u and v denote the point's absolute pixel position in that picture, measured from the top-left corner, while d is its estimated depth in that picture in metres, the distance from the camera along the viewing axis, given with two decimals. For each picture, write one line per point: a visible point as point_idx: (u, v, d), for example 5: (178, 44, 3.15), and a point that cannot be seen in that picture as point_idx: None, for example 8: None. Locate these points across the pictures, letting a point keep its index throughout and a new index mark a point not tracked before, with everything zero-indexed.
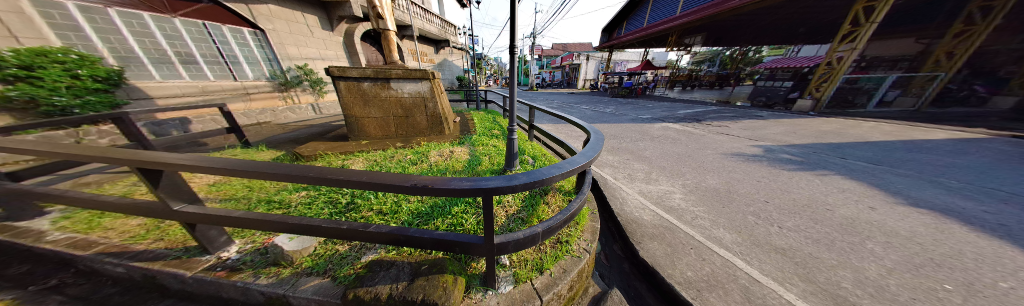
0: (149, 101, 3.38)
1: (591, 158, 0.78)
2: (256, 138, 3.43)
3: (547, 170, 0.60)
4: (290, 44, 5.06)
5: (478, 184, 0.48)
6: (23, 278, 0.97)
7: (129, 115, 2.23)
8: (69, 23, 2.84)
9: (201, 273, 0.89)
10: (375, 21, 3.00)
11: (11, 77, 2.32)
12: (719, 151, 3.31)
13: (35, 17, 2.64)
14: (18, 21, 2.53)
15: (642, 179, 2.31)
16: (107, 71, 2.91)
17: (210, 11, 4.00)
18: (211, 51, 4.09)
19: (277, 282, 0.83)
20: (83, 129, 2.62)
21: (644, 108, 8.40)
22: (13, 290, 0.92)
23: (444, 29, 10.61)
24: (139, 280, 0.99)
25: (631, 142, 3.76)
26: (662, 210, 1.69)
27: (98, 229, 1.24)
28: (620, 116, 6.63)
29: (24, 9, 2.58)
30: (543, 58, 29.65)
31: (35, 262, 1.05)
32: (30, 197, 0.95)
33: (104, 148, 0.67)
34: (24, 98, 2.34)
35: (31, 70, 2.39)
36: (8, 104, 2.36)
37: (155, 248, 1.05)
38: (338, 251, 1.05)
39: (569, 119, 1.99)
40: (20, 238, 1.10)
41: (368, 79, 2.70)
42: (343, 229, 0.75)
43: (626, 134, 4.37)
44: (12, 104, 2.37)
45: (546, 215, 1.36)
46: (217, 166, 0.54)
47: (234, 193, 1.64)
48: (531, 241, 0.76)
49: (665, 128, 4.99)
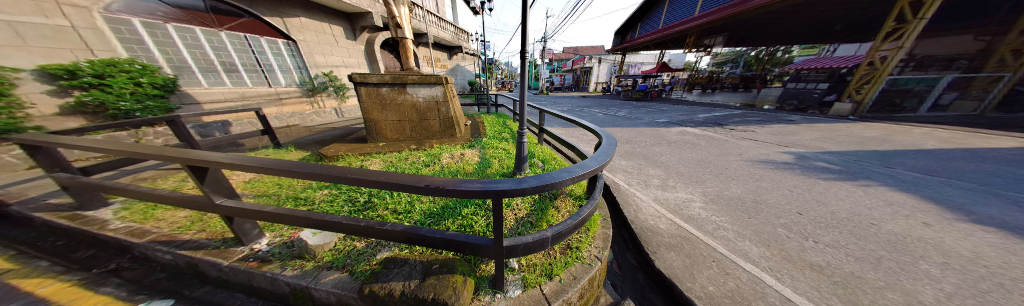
0: (198, 106, 3.77)
1: (602, 162, 0.76)
2: (286, 140, 3.72)
3: (556, 174, 0.59)
4: (318, 53, 5.47)
5: (488, 186, 0.49)
6: (86, 262, 1.11)
7: (181, 117, 2.51)
8: (134, 37, 3.25)
9: (235, 262, 0.97)
10: (394, 30, 3.17)
11: (86, 85, 2.73)
12: (743, 157, 3.10)
13: (107, 32, 3.01)
14: (94, 36, 2.90)
15: (657, 185, 2.22)
16: (162, 80, 3.29)
17: (252, 24, 4.46)
18: (250, 61, 4.52)
19: (300, 274, 0.89)
20: (143, 130, 2.99)
21: (660, 112, 8.08)
22: (82, 271, 1.06)
23: (457, 36, 10.96)
24: (183, 267, 1.12)
25: (646, 147, 3.63)
26: (678, 218, 1.62)
27: (151, 219, 1.39)
28: (634, 120, 6.43)
29: (99, 25, 2.93)
30: (553, 62, 29.61)
31: (98, 247, 1.22)
32: (99, 191, 1.10)
33: (160, 146, 0.77)
34: (94, 103, 2.73)
35: (103, 78, 2.81)
36: (82, 108, 2.73)
37: (198, 238, 1.17)
38: (356, 247, 1.09)
39: (579, 124, 1.96)
40: (88, 225, 1.27)
41: (386, 84, 2.85)
42: (361, 226, 0.79)
43: (639, 138, 4.23)
44: (86, 108, 2.74)
45: (556, 220, 1.34)
46: (253, 165, 0.60)
47: (266, 190, 1.78)
48: (541, 245, 0.75)
49: (684, 133, 4.75)
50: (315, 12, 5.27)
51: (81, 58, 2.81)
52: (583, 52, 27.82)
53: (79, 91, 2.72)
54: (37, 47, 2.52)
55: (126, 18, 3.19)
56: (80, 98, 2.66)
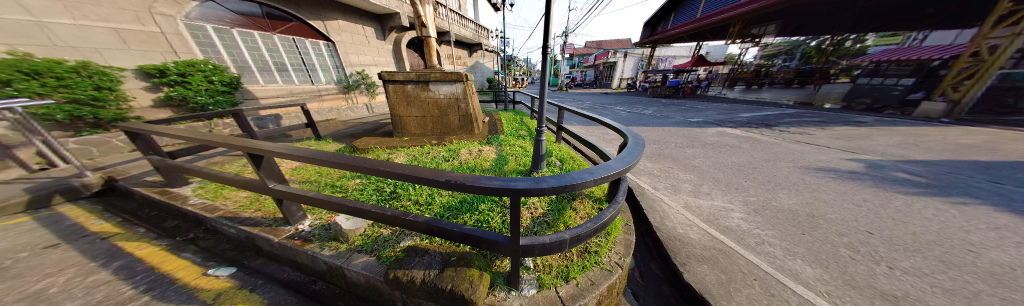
0: (256, 101, 4.36)
1: (628, 164, 0.69)
2: (326, 132, 4.13)
3: (577, 174, 0.55)
4: (353, 53, 5.95)
5: (506, 185, 0.48)
6: (172, 231, 1.49)
7: (243, 111, 2.90)
8: (207, 41, 3.81)
9: (284, 240, 1.11)
10: (419, 29, 3.30)
11: (171, 82, 3.30)
12: (795, 164, 2.70)
13: (188, 37, 3.61)
14: (178, 40, 3.50)
15: (689, 191, 2.04)
16: (229, 78, 3.84)
17: (299, 28, 4.96)
18: (297, 61, 5.05)
19: (335, 255, 0.99)
20: (215, 122, 3.56)
21: (694, 111, 7.39)
22: (170, 238, 1.42)
23: (478, 33, 11.10)
24: (240, 242, 1.37)
25: (676, 149, 3.35)
26: (714, 229, 1.46)
27: (220, 197, 1.65)
28: (663, 119, 5.97)
29: (182, 31, 3.54)
30: (574, 57, 28.58)
31: (180, 219, 1.61)
32: (182, 172, 1.34)
33: (228, 136, 0.90)
34: (179, 97, 3.31)
35: (184, 77, 3.39)
36: (170, 102, 3.34)
37: (256, 216, 1.36)
38: (382, 234, 1.17)
39: (602, 121, 1.86)
40: (175, 200, 1.58)
41: (411, 82, 2.99)
42: (388, 215, 0.85)
43: (668, 139, 3.92)
44: (173, 101, 3.35)
45: (573, 222, 1.30)
46: (300, 155, 0.68)
47: (309, 177, 2.00)
48: (558, 246, 0.73)
49: (721, 134, 4.28)
50: (351, 14, 5.73)
51: (168, 60, 3.41)
52: (607, 46, 26.38)
53: (168, 88, 3.33)
54: (138, 50, 3.13)
55: (202, 24, 3.76)
56: (169, 93, 3.24)
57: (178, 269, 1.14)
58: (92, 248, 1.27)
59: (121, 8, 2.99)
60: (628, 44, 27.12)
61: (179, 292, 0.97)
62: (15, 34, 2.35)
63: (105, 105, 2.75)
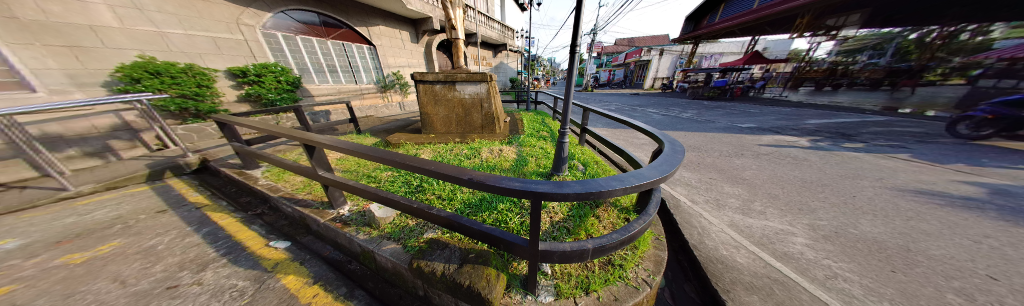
0: (311, 98, 5.00)
1: (665, 173, 0.60)
2: (365, 127, 4.58)
3: (604, 181, 0.49)
4: (390, 56, 6.49)
5: (528, 187, 0.46)
6: (245, 205, 1.79)
7: (301, 107, 3.35)
8: (277, 47, 4.45)
9: (328, 221, 1.26)
10: (449, 32, 3.47)
11: (250, 81, 3.97)
12: (883, 184, 2.19)
13: (263, 43, 4.26)
14: (256, 46, 4.16)
15: (735, 208, 1.78)
16: (293, 78, 4.46)
17: (348, 34, 5.53)
18: (346, 63, 5.64)
19: (368, 240, 1.10)
20: (281, 116, 4.20)
21: (744, 115, 6.48)
22: (244, 212, 1.71)
23: (504, 33, 11.24)
24: (294, 219, 1.59)
25: (721, 158, 2.97)
26: (769, 254, 1.25)
27: (281, 180, 1.94)
28: (705, 123, 5.34)
29: (259, 38, 4.19)
30: (602, 56, 27.20)
31: (251, 196, 1.93)
32: (254, 157, 1.60)
33: (290, 128, 1.06)
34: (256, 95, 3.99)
35: (259, 77, 4.04)
36: (248, 98, 4.05)
37: (307, 198, 1.56)
38: (408, 224, 1.24)
39: (631, 124, 1.72)
40: (248, 180, 1.90)
41: (439, 82, 3.16)
42: (414, 207, 0.91)
43: (711, 146, 3.51)
44: (250, 98, 4.06)
45: (596, 230, 1.23)
46: (347, 148, 0.78)
47: (350, 167, 2.24)
48: (579, 256, 0.69)
49: (780, 143, 3.66)
50: (390, 20, 6.27)
51: (249, 63, 4.09)
52: (639, 43, 24.58)
53: (248, 86, 4.02)
54: (228, 55, 3.86)
55: (273, 32, 4.38)
56: (248, 91, 3.94)
57: (248, 238, 1.38)
58: (190, 216, 1.62)
59: (217, 21, 3.71)
60: (664, 41, 24.92)
61: (249, 260, 1.19)
62: (144, 42, 3.10)
63: (205, 100, 3.45)
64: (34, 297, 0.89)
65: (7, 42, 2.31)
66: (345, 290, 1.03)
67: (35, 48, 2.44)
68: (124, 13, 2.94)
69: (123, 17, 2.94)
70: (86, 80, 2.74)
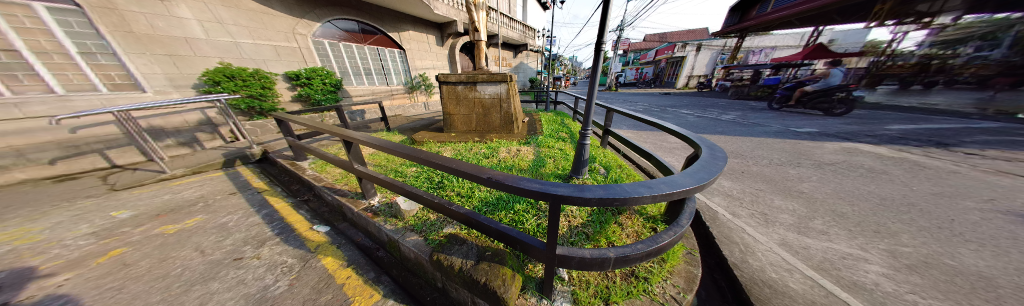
0: (350, 99, 5.54)
1: (702, 182, 0.54)
2: (393, 125, 4.91)
3: (630, 186, 0.46)
4: (417, 59, 6.90)
5: (546, 189, 0.45)
6: (295, 192, 2.05)
7: (341, 107, 3.72)
8: (323, 53, 4.99)
9: (361, 210, 1.39)
10: (472, 34, 3.57)
11: (302, 84, 4.55)
12: (1003, 207, 1.70)
13: (313, 50, 4.82)
14: (306, 53, 4.71)
15: (788, 225, 1.55)
16: (336, 81, 4.98)
17: (381, 39, 5.98)
18: (379, 66, 6.11)
19: (395, 230, 1.18)
20: (325, 114, 4.72)
21: (801, 118, 5.59)
22: (293, 197, 1.96)
23: (525, 34, 11.23)
24: (332, 207, 1.77)
25: (772, 168, 2.60)
26: (831, 281, 1.03)
27: (324, 171, 2.19)
28: (752, 127, 4.72)
29: (310, 46, 4.74)
30: (628, 54, 25.65)
31: (299, 184, 2.20)
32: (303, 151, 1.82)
33: (332, 125, 1.18)
34: (307, 96, 4.57)
35: (308, 79, 4.59)
36: (300, 98, 4.64)
37: (344, 189, 1.73)
38: (430, 218, 1.31)
39: (660, 126, 1.59)
40: (298, 170, 2.18)
41: (462, 83, 3.27)
42: (436, 202, 0.95)
43: (759, 153, 3.09)
44: (302, 98, 4.65)
45: (618, 238, 1.16)
46: (380, 145, 0.85)
47: (380, 162, 2.42)
48: (599, 264, 0.66)
49: (850, 152, 3.08)
50: (419, 25, 6.66)
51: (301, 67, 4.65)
52: (672, 38, 22.63)
53: (300, 88, 4.61)
54: (285, 61, 4.44)
55: (320, 39, 4.91)
56: (301, 92, 4.52)
57: (296, 221, 1.58)
58: (253, 199, 1.90)
59: (278, 31, 4.30)
60: (702, 35, 22.69)
61: (297, 240, 1.36)
62: (223, 51, 3.72)
63: (268, 100, 4.01)
64: (138, 259, 1.20)
65: (128, 52, 3.00)
66: (373, 275, 1.13)
67: (145, 56, 3.12)
68: (209, 27, 3.58)
69: (208, 30, 3.56)
70: (182, 82, 3.40)
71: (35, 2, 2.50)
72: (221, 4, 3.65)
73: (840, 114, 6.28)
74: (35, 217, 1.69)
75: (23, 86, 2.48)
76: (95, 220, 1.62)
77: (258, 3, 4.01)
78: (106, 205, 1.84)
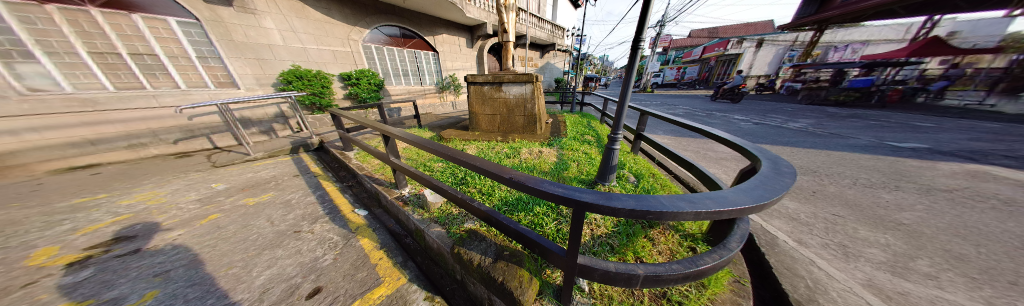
0: (389, 97, 6.12)
1: (760, 201, 0.45)
2: (424, 122, 5.25)
3: (667, 200, 0.40)
4: (448, 60, 7.27)
5: (569, 194, 0.44)
6: (342, 178, 2.35)
7: (382, 105, 4.09)
8: (369, 56, 5.57)
9: (394, 199, 1.53)
10: (501, 35, 3.64)
11: (352, 83, 5.15)
12: None
13: (361, 54, 5.40)
14: (357, 56, 5.30)
15: (877, 263, 1.23)
16: (378, 81, 5.50)
17: (418, 43, 6.47)
18: (415, 67, 6.59)
19: (422, 220, 1.27)
20: (369, 111, 5.28)
21: (906, 130, 4.39)
22: (341, 183, 2.24)
23: (554, 33, 10.98)
24: (368, 193, 1.95)
25: (856, 191, 2.09)
26: None
27: (367, 161, 2.46)
28: (829, 139, 3.86)
29: (360, 50, 5.34)
30: (668, 52, 23.29)
31: (345, 172, 2.49)
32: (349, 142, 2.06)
33: (374, 120, 1.32)
34: (356, 94, 5.20)
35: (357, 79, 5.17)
36: (349, 96, 5.26)
37: (381, 178, 1.91)
38: (452, 212, 1.36)
39: (706, 133, 1.40)
40: (346, 159, 2.49)
41: (488, 83, 3.36)
42: (459, 197, 0.99)
43: (837, 172, 2.52)
44: (351, 96, 5.28)
45: (647, 255, 1.06)
46: (413, 140, 0.92)
47: (412, 156, 2.62)
48: (626, 281, 0.61)
49: (982, 177, 2.32)
50: (451, 28, 7.03)
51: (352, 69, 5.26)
52: (724, 34, 19.92)
53: (350, 87, 5.23)
54: (339, 63, 5.07)
55: (368, 44, 5.50)
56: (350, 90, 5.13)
57: (341, 204, 1.80)
58: (311, 181, 2.23)
59: (336, 38, 4.94)
60: (764, 29, 19.44)
61: (341, 221, 1.56)
62: (295, 55, 4.43)
63: (326, 97, 4.64)
64: (228, 223, 1.51)
65: (229, 56, 3.77)
66: (401, 259, 1.23)
67: (240, 59, 3.88)
68: (286, 35, 4.28)
69: (285, 38, 4.28)
70: (265, 81, 4.14)
71: (171, 18, 3.32)
72: (296, 15, 4.36)
73: (739, 102, 9.30)
74: (164, 183, 2.24)
75: (159, 82, 3.34)
76: (200, 189, 2.09)
77: (323, 14, 4.68)
78: (209, 178, 2.36)
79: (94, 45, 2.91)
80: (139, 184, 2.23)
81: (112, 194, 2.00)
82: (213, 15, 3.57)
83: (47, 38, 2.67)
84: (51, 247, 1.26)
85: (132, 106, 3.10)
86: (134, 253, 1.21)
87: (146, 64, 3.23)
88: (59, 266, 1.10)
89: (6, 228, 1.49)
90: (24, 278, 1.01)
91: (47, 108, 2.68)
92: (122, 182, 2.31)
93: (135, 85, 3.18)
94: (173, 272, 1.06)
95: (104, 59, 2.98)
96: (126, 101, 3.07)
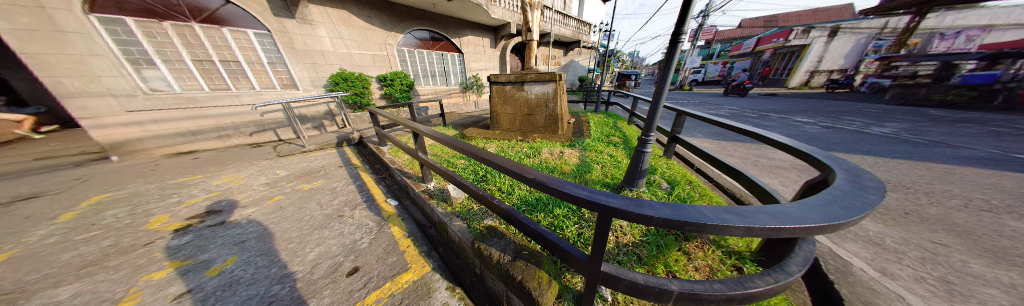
0: (418, 97, 6.54)
1: (836, 222, 0.38)
2: (448, 121, 5.49)
3: (711, 211, 0.36)
4: (472, 61, 7.47)
5: (595, 198, 0.42)
6: (377, 171, 2.57)
7: (411, 104, 4.38)
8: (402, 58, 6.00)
9: (420, 192, 1.64)
10: (525, 34, 3.62)
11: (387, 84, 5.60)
12: None
13: (395, 57, 5.83)
14: (392, 59, 5.75)
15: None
16: (409, 82, 5.89)
17: (445, 45, 6.78)
18: (442, 68, 6.92)
19: (445, 213, 1.33)
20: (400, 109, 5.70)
21: None
22: (375, 175, 2.46)
23: (580, 30, 10.56)
24: (397, 186, 2.11)
25: (970, 215, 1.63)
26: None
27: (397, 156, 2.67)
28: (934, 148, 3.05)
29: (394, 53, 5.77)
30: (711, 46, 20.78)
31: (379, 165, 2.73)
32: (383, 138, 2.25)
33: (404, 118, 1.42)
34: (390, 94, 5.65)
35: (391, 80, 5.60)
36: (384, 96, 5.73)
37: (409, 172, 2.05)
38: (473, 208, 1.40)
39: (759, 137, 1.21)
40: (380, 153, 2.72)
41: (511, 82, 3.38)
42: (481, 194, 1.02)
43: (941, 190, 1.99)
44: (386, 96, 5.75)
45: (680, 269, 0.97)
46: (440, 137, 0.97)
47: (437, 152, 2.76)
48: (656, 295, 0.57)
49: None
50: (476, 29, 7.21)
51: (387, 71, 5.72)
52: (786, 21, 16.98)
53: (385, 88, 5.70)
54: (377, 66, 5.55)
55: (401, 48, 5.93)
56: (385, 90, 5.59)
57: (376, 193, 1.99)
58: (351, 172, 2.50)
59: (375, 43, 5.41)
60: (842, 15, 16.15)
61: (375, 209, 1.72)
62: (342, 60, 4.98)
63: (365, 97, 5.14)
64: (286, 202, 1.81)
65: (292, 62, 4.39)
66: (425, 248, 1.31)
67: (300, 64, 4.49)
68: (335, 42, 4.84)
69: (335, 45, 4.83)
70: (318, 83, 4.74)
71: (250, 30, 3.96)
72: (343, 24, 4.89)
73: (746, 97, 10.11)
74: (241, 168, 2.72)
75: (240, 84, 4.06)
76: (268, 174, 2.49)
77: (364, 21, 5.16)
78: (273, 165, 2.81)
79: (196, 54, 3.65)
80: (224, 168, 2.75)
81: (206, 175, 2.51)
82: (280, 26, 4.19)
83: (163, 49, 3.42)
84: (164, 216, 1.64)
85: (221, 103, 3.82)
86: (220, 224, 1.50)
87: (232, 70, 3.95)
88: (169, 231, 1.44)
89: (137, 197, 1.98)
90: (146, 238, 1.36)
91: (163, 105, 3.44)
92: (212, 165, 2.87)
93: (222, 87, 3.91)
94: (248, 242, 1.30)
95: (202, 66, 3.72)
96: (217, 100, 3.80)
